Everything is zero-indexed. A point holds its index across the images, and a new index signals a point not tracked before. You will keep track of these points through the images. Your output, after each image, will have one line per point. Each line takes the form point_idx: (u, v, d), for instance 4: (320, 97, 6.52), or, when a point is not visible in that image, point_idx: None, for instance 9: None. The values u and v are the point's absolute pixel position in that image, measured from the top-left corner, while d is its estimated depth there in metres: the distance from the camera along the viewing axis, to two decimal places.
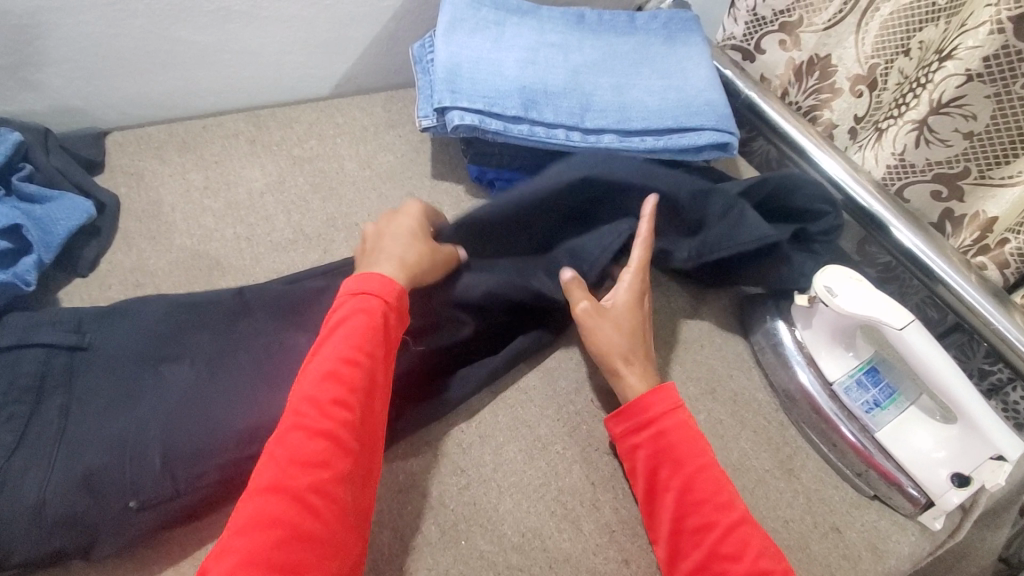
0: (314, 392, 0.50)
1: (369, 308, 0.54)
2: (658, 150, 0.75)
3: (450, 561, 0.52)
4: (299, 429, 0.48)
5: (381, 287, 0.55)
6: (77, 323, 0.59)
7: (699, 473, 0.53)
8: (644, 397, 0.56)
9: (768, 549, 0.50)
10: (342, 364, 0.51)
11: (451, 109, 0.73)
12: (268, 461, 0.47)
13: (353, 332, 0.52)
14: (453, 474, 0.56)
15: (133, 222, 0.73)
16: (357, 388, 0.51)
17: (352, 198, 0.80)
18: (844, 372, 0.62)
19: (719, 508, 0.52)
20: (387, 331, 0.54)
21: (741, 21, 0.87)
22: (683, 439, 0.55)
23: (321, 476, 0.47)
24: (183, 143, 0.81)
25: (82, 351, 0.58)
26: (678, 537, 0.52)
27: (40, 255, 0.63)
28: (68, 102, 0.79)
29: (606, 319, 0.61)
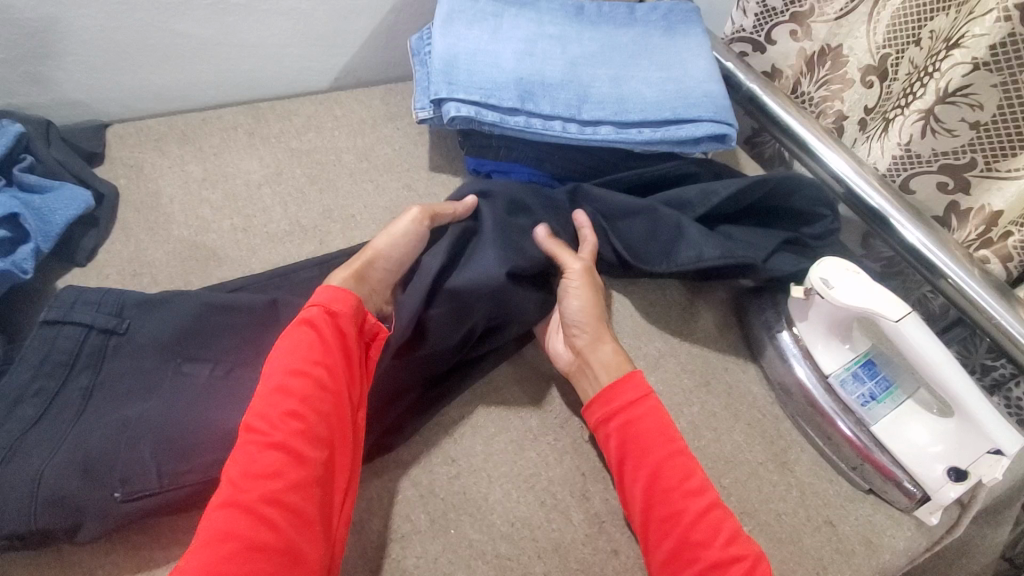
0: (264, 403, 0.50)
1: (313, 319, 0.53)
2: (655, 142, 0.75)
3: (439, 549, 0.52)
4: (251, 443, 0.48)
5: (329, 297, 0.55)
6: (119, 307, 0.59)
7: (667, 462, 0.53)
8: (611, 384, 0.57)
9: (743, 536, 0.51)
10: (291, 376, 0.51)
11: (448, 101, 0.73)
12: (223, 478, 0.47)
13: (301, 343, 0.52)
14: (444, 464, 0.56)
15: (131, 213, 0.74)
16: (309, 396, 0.50)
17: (349, 190, 0.80)
18: (841, 365, 0.62)
19: (687, 496, 0.52)
20: (338, 338, 0.54)
21: (750, 13, 0.85)
22: (650, 428, 0.55)
23: (275, 486, 0.46)
24: (183, 135, 0.82)
25: (117, 336, 0.58)
26: (649, 527, 0.52)
27: (37, 244, 0.63)
28: (70, 95, 0.80)
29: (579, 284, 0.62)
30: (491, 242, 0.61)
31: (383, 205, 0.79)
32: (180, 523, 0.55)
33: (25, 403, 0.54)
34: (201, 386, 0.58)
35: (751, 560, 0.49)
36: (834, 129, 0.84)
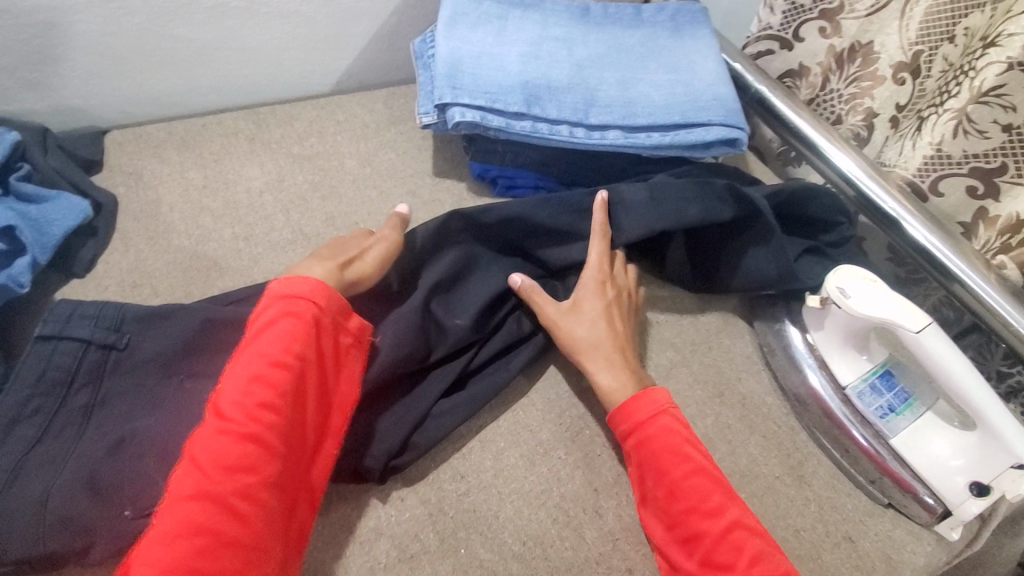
0: (241, 394, 0.48)
1: (299, 310, 0.52)
2: (664, 146, 0.73)
3: (449, 570, 0.50)
4: (223, 433, 0.47)
5: (314, 288, 0.54)
6: (117, 322, 0.57)
7: (686, 481, 0.51)
8: (624, 404, 0.55)
9: (771, 554, 0.49)
10: (270, 367, 0.49)
11: (452, 106, 0.72)
12: (188, 467, 0.45)
13: (284, 334, 0.51)
14: (453, 480, 0.55)
15: (130, 222, 0.72)
16: (287, 390, 0.49)
17: (353, 196, 0.78)
18: (858, 376, 0.61)
19: (707, 517, 0.50)
20: (320, 332, 0.53)
21: (778, 10, 0.83)
22: (665, 448, 0.53)
23: (247, 481, 0.46)
24: (183, 142, 0.80)
25: (116, 351, 0.57)
26: (671, 549, 0.51)
27: (34, 256, 0.62)
28: (67, 101, 0.79)
29: (581, 311, 0.61)
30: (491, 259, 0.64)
31: (387, 212, 0.78)
32: None
33: (22, 423, 0.52)
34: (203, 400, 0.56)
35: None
36: (863, 126, 0.82)
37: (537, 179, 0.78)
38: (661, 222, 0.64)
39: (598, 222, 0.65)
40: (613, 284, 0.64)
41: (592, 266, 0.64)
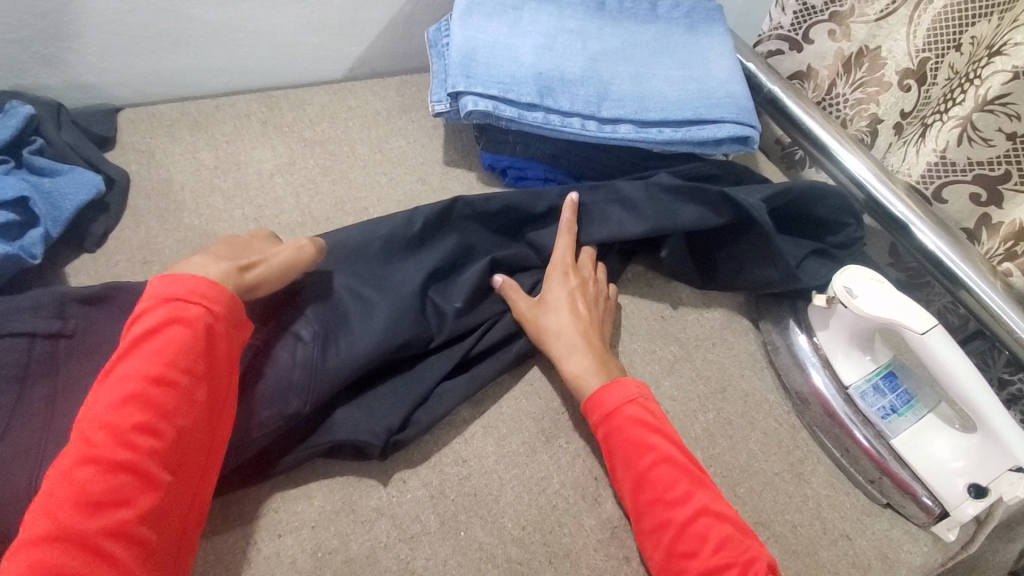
0: (114, 415, 0.44)
1: (186, 319, 0.48)
2: (675, 142, 0.73)
3: (448, 552, 0.51)
4: (91, 462, 0.42)
5: (206, 294, 0.49)
6: (59, 308, 0.56)
7: (653, 471, 0.52)
8: (594, 396, 0.56)
9: (737, 541, 0.49)
10: (148, 385, 0.45)
11: (465, 94, 0.72)
12: (46, 502, 0.41)
13: (167, 345, 0.47)
14: (455, 464, 0.55)
15: (142, 199, 0.72)
16: (170, 411, 0.45)
17: (363, 181, 0.79)
18: (861, 377, 0.61)
19: (672, 505, 0.50)
20: (211, 344, 0.49)
21: (789, 11, 0.83)
22: (633, 438, 0.53)
23: (119, 514, 0.41)
24: (196, 123, 0.81)
25: (65, 338, 0.55)
26: (640, 538, 0.52)
27: (47, 229, 0.62)
28: (81, 78, 0.79)
29: (547, 304, 0.62)
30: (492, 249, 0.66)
31: (397, 198, 0.78)
32: None
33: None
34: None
35: (739, 568, 0.47)
36: (868, 133, 0.82)
37: (547, 171, 0.79)
38: (667, 219, 0.65)
39: (566, 219, 0.65)
40: (576, 273, 0.64)
41: (559, 257, 0.65)
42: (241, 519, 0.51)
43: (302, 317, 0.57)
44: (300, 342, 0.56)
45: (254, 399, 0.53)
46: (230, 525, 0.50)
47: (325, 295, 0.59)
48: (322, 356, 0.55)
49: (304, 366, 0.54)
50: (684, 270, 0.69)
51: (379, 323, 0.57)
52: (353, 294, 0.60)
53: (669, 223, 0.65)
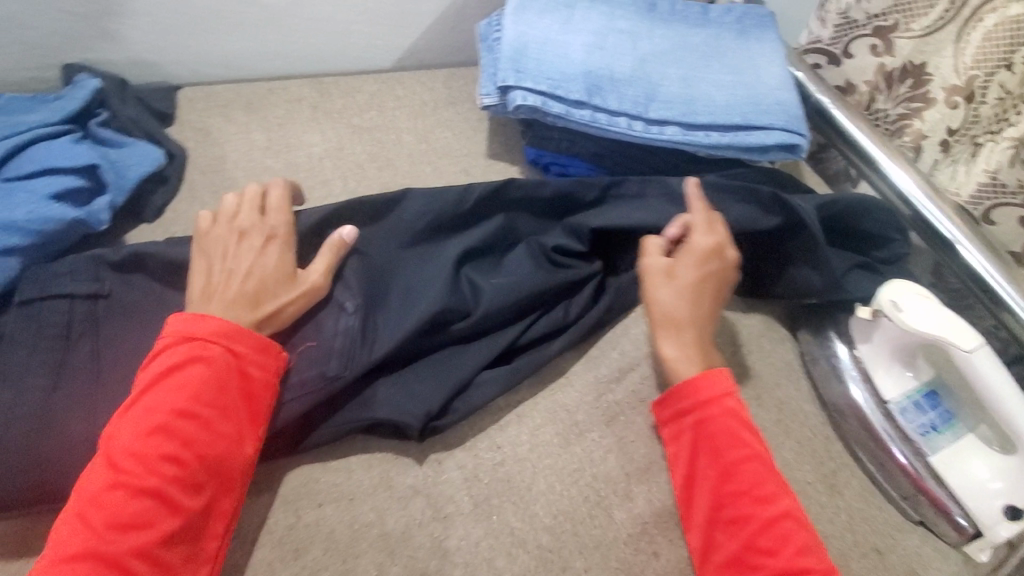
0: (141, 446, 0.46)
1: (208, 355, 0.50)
2: (722, 146, 0.73)
3: (481, 534, 0.52)
4: (117, 487, 0.45)
5: (226, 331, 0.51)
6: (94, 270, 0.57)
7: (741, 466, 0.52)
8: (694, 380, 0.55)
9: (816, 549, 0.49)
10: (171, 417, 0.47)
11: (515, 89, 0.73)
12: (80, 523, 0.44)
13: (191, 382, 0.49)
14: (490, 450, 0.57)
15: (197, 174, 0.75)
16: (191, 441, 0.47)
17: (408, 169, 0.80)
18: (901, 393, 0.61)
19: (758, 502, 0.51)
20: (232, 377, 0.50)
21: (829, 24, 0.84)
22: (725, 429, 0.54)
23: (143, 537, 0.44)
24: (250, 104, 0.83)
25: (104, 299, 0.57)
26: (712, 528, 0.51)
27: (113, 198, 0.63)
28: (144, 55, 0.82)
29: (674, 279, 0.60)
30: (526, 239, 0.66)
31: (441, 187, 0.79)
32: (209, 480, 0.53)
33: (32, 375, 0.52)
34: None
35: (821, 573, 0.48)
36: (912, 148, 0.80)
37: (590, 169, 0.78)
38: (712, 220, 0.65)
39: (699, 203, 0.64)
40: (720, 258, 0.61)
41: (699, 233, 0.62)
42: (284, 484, 0.53)
43: (345, 288, 0.60)
44: (344, 312, 0.58)
45: (300, 361, 0.57)
46: (274, 491, 0.52)
47: (368, 269, 0.62)
48: (363, 329, 0.58)
49: (345, 337, 0.57)
50: None
51: (419, 299, 0.59)
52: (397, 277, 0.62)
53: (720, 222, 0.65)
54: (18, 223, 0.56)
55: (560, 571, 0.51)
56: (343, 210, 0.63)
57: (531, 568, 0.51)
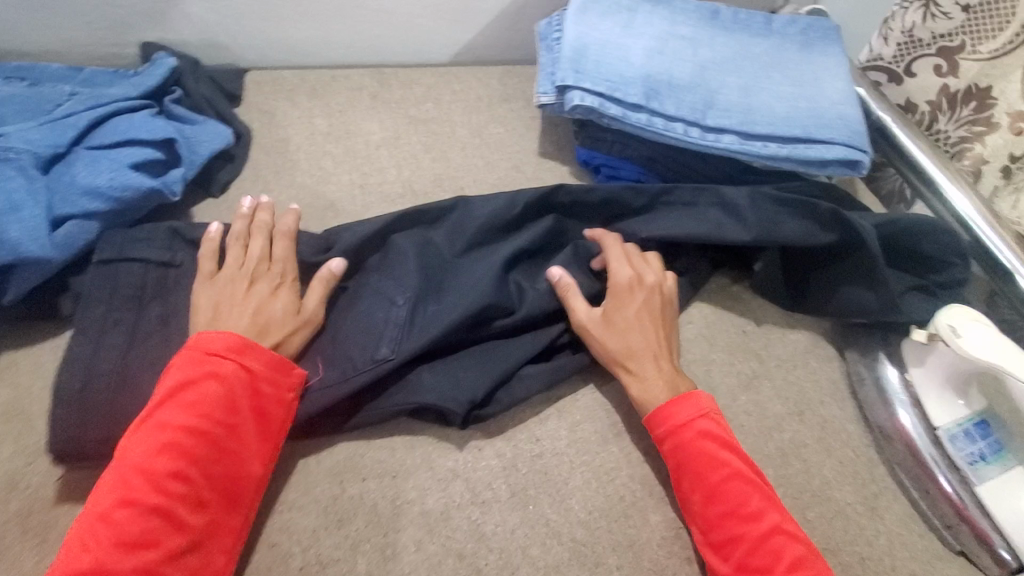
0: (151, 462, 0.45)
1: (221, 371, 0.50)
2: (779, 158, 0.73)
3: (516, 522, 0.52)
4: (126, 503, 0.44)
5: (239, 348, 0.52)
6: (169, 241, 0.60)
7: (724, 486, 0.52)
8: (662, 407, 0.56)
9: (809, 561, 0.49)
10: (184, 432, 0.47)
11: (573, 89, 0.73)
12: (85, 539, 0.43)
13: (203, 397, 0.49)
14: (528, 441, 0.57)
15: (262, 155, 0.78)
16: (203, 456, 0.47)
17: (461, 162, 0.82)
18: (953, 420, 0.59)
19: (744, 521, 0.51)
20: (245, 394, 0.50)
21: (891, 42, 0.81)
22: (703, 450, 0.54)
23: (150, 554, 0.43)
24: (313, 90, 0.86)
25: (174, 268, 0.59)
26: (706, 552, 0.52)
27: (186, 171, 0.65)
28: (217, 38, 0.85)
29: (611, 321, 0.61)
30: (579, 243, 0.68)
31: (492, 182, 0.81)
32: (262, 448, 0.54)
33: (107, 334, 0.54)
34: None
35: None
36: (971, 172, 0.78)
37: (641, 173, 0.79)
38: (766, 230, 0.65)
39: (611, 244, 0.66)
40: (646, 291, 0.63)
41: (620, 272, 0.63)
42: (330, 455, 0.54)
43: (398, 283, 0.61)
44: (393, 305, 0.60)
45: (350, 346, 0.58)
46: (321, 461, 0.54)
47: (424, 259, 0.63)
48: (410, 319, 0.59)
49: (393, 325, 0.59)
50: (770, 290, 0.70)
51: (467, 292, 0.60)
52: (449, 269, 0.64)
53: (773, 234, 0.65)
54: (99, 189, 0.57)
55: (593, 566, 0.51)
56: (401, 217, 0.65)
57: (565, 560, 0.51)
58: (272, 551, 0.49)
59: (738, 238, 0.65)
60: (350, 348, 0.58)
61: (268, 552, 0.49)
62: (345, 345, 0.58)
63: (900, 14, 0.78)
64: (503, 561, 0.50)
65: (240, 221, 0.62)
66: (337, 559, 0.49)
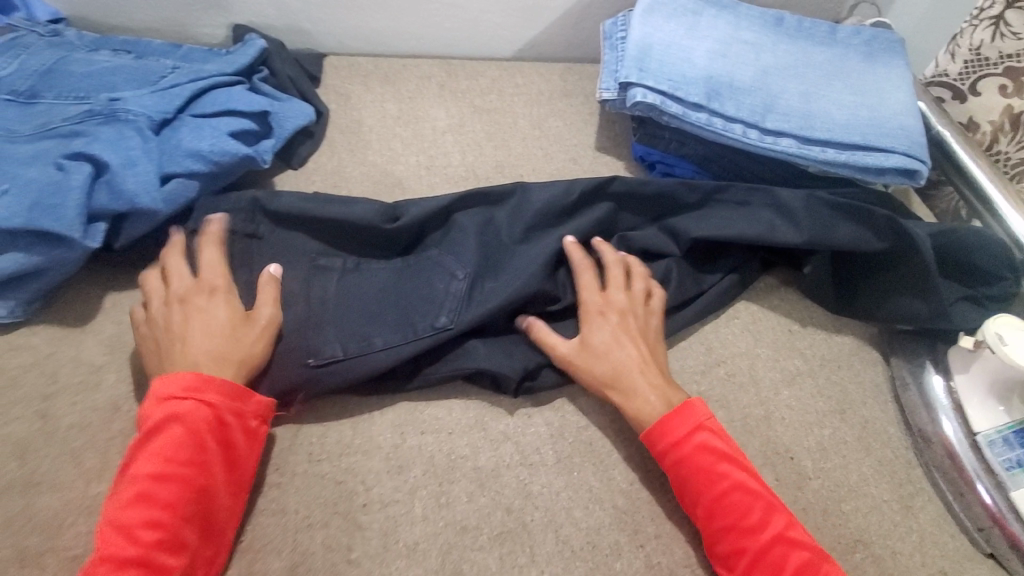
0: (123, 514, 0.45)
1: (181, 412, 0.49)
2: (837, 163, 0.74)
3: (561, 485, 0.56)
4: (104, 562, 0.44)
5: (199, 385, 0.50)
6: (252, 213, 0.62)
7: (726, 499, 0.52)
8: (662, 422, 0.55)
9: (812, 568, 0.49)
10: (151, 482, 0.46)
11: (636, 86, 0.76)
12: None
13: (166, 441, 0.48)
14: (576, 413, 0.60)
15: (338, 133, 0.83)
16: (173, 502, 0.46)
17: (521, 151, 0.86)
18: (992, 426, 0.60)
19: (747, 533, 0.51)
20: (210, 429, 0.49)
21: (959, 58, 0.80)
22: (701, 465, 0.53)
23: None
24: (385, 77, 0.91)
25: (256, 239, 0.61)
26: (711, 561, 0.52)
27: (274, 142, 0.70)
28: (300, 24, 0.90)
29: (588, 344, 0.59)
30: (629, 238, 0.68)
31: (550, 171, 0.85)
32: (332, 399, 0.58)
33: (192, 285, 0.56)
34: (336, 279, 0.61)
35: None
36: None
37: (695, 171, 0.82)
38: (819, 233, 0.66)
39: (579, 263, 0.63)
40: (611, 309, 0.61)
41: (586, 293, 0.62)
42: (392, 408, 0.58)
43: (457, 257, 0.63)
44: (454, 278, 0.62)
45: (412, 311, 0.60)
46: (384, 413, 0.58)
47: (485, 237, 0.65)
48: (470, 292, 0.61)
49: (454, 297, 0.60)
50: (818, 292, 0.71)
51: (524, 271, 0.61)
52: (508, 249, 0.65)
53: (826, 238, 0.66)
54: (201, 151, 0.62)
55: (632, 532, 0.54)
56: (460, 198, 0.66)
57: (606, 524, 0.54)
58: (338, 487, 0.53)
59: (790, 239, 0.67)
60: (415, 317, 0.59)
61: (335, 488, 0.53)
62: (408, 309, 0.60)
63: (968, 31, 0.77)
64: (548, 519, 0.54)
65: (172, 252, 0.58)
66: (397, 501, 0.53)
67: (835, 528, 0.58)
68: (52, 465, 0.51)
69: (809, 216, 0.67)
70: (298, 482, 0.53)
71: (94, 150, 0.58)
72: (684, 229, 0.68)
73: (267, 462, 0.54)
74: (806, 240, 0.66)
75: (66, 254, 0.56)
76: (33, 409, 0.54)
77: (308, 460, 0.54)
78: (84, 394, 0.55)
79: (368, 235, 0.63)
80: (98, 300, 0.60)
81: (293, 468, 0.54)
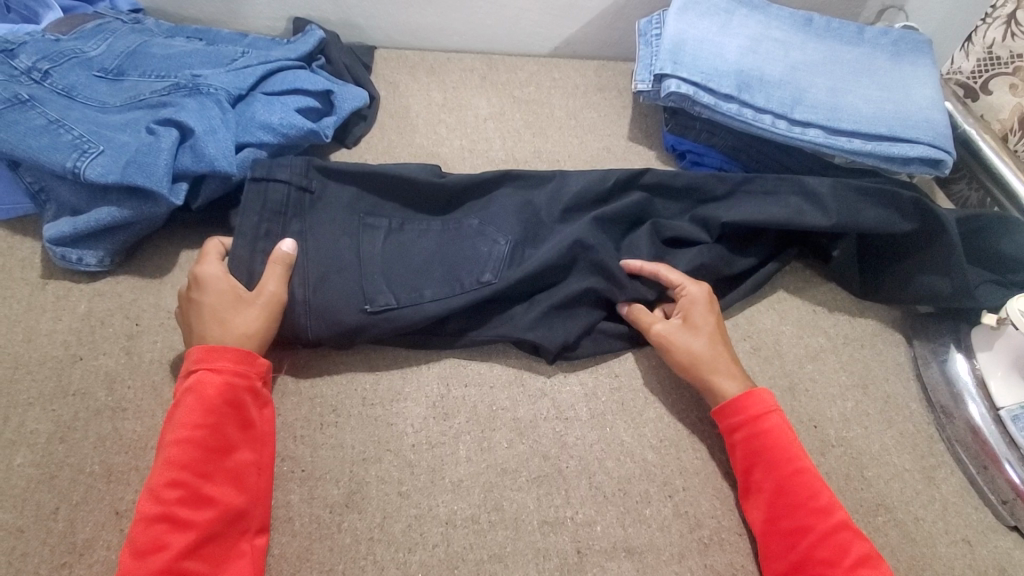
0: (150, 479, 0.49)
1: (196, 383, 0.52)
2: (863, 153, 0.78)
3: (595, 438, 0.60)
4: (135, 521, 0.47)
5: (208, 356, 0.53)
6: (305, 169, 0.65)
7: (795, 479, 0.54)
8: (740, 398, 0.58)
9: (875, 559, 0.51)
10: (171, 445, 0.50)
11: (670, 77, 0.80)
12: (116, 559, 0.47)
13: (180, 410, 0.51)
14: (609, 376, 0.64)
15: (388, 118, 0.89)
16: (193, 461, 0.49)
17: (557, 139, 0.90)
18: (1018, 402, 0.62)
19: (815, 513, 0.53)
20: (223, 394, 0.52)
21: (972, 57, 0.83)
22: (778, 444, 0.56)
23: (163, 557, 0.46)
24: (431, 68, 0.96)
25: (310, 194, 0.64)
26: (769, 539, 0.53)
27: (334, 120, 0.76)
28: (352, 19, 0.94)
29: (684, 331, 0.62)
30: (659, 224, 0.70)
31: (585, 158, 0.89)
32: (385, 351, 0.63)
33: (260, 239, 0.61)
34: (383, 236, 0.65)
35: None
36: None
37: (724, 161, 0.86)
38: (848, 217, 0.69)
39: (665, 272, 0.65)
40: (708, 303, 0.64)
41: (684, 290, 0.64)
42: (437, 362, 0.63)
43: (500, 228, 0.68)
44: (498, 245, 0.66)
45: (458, 269, 0.64)
46: (430, 365, 0.63)
47: (525, 212, 0.69)
48: (512, 258, 0.66)
49: (497, 259, 0.65)
50: (844, 275, 0.74)
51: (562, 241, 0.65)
52: (547, 224, 0.69)
53: (856, 223, 0.69)
54: (273, 124, 0.69)
55: (661, 484, 0.58)
56: (501, 176, 0.70)
57: (637, 476, 0.58)
58: (390, 428, 0.58)
59: (821, 222, 0.69)
60: (461, 278, 0.64)
61: (387, 430, 0.58)
62: (456, 269, 0.64)
63: (983, 30, 0.81)
64: (582, 467, 0.58)
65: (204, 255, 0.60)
66: (443, 442, 0.58)
67: (857, 492, 0.60)
68: (135, 395, 0.57)
69: (838, 199, 0.70)
70: (354, 423, 0.58)
71: (181, 117, 0.65)
72: (716, 216, 0.70)
73: (325, 403, 0.59)
74: (837, 224, 0.69)
75: (153, 209, 0.62)
76: (119, 345, 0.60)
77: (364, 403, 0.59)
78: (164, 334, 0.61)
79: (419, 198, 0.68)
80: (175, 256, 0.67)
81: (350, 410, 0.59)
